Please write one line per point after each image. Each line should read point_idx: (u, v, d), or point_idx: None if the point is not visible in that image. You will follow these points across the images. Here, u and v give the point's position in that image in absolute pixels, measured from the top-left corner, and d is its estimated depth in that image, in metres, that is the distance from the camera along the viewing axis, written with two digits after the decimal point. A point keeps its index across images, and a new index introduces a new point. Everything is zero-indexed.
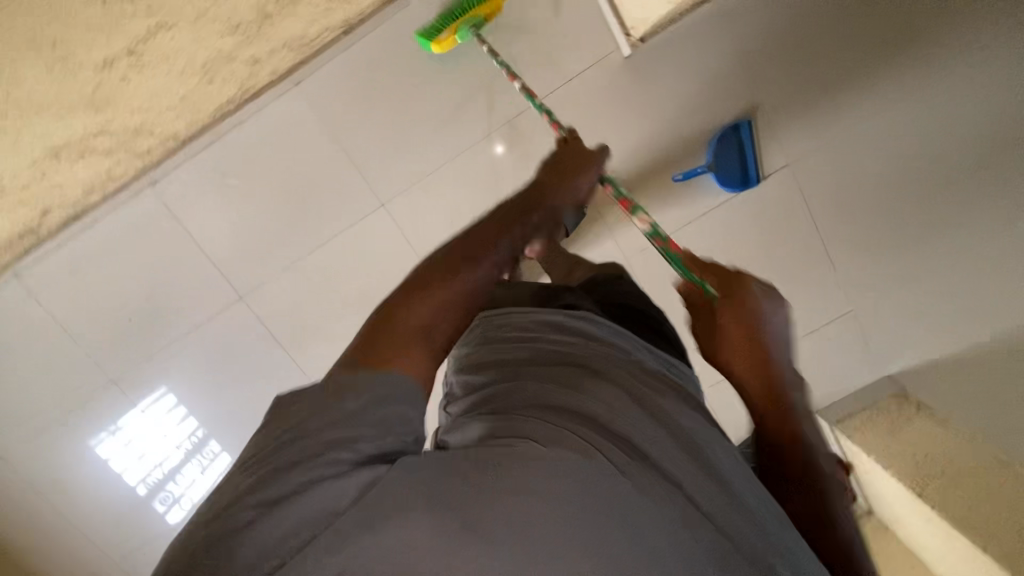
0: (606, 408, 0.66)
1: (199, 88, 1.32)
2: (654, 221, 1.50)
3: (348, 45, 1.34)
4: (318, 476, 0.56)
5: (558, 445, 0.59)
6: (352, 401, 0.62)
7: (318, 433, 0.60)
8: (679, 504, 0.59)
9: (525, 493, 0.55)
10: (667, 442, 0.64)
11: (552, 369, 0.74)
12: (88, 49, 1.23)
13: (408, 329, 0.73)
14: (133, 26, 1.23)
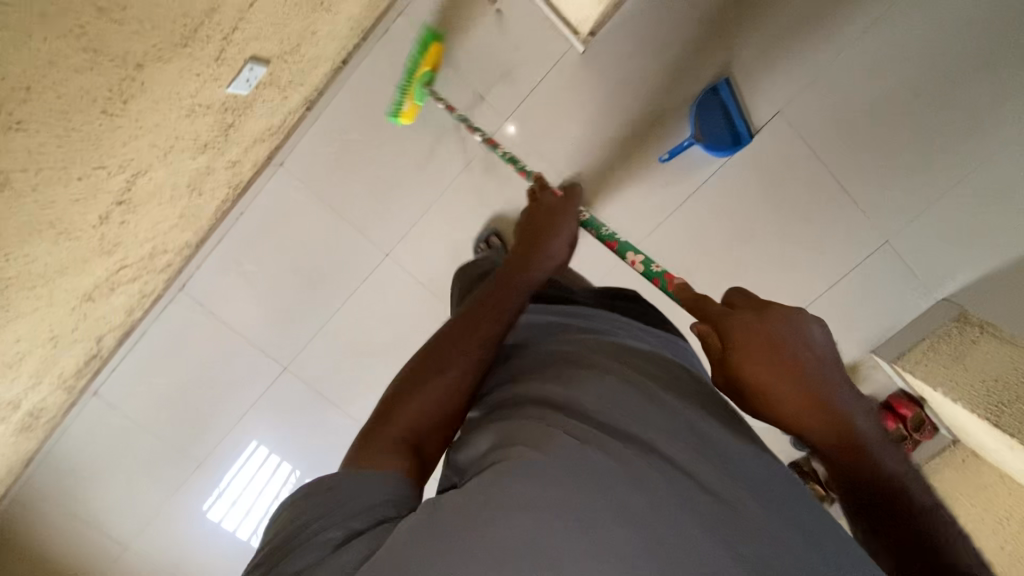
0: (607, 403, 0.66)
1: (190, 202, 1.15)
2: (651, 204, 1.47)
3: (313, 119, 1.37)
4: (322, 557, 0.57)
5: (557, 443, 0.61)
6: (336, 488, 0.63)
7: (311, 521, 0.60)
8: (689, 498, 0.57)
9: (529, 500, 0.55)
10: (673, 434, 0.63)
11: (552, 367, 0.75)
12: (82, 215, 0.86)
13: (392, 431, 0.72)
14: (115, 182, 0.87)
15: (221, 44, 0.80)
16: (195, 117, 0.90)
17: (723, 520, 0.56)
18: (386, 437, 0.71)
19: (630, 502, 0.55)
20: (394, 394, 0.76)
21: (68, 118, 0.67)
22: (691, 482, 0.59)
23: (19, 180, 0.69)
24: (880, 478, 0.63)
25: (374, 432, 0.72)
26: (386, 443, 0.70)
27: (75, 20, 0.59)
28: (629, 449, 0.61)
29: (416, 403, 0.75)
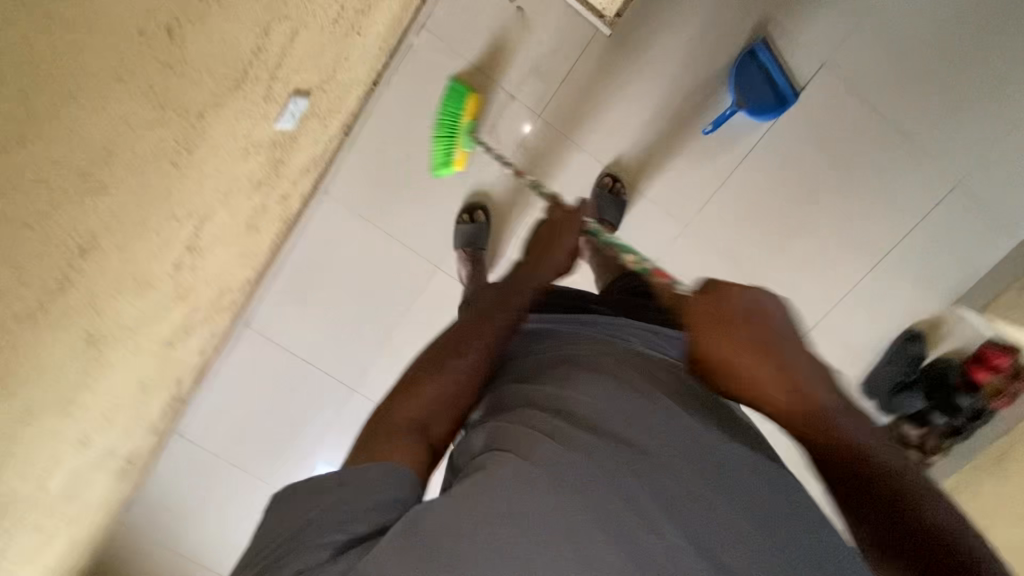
0: (599, 408, 0.64)
1: (250, 237, 1.18)
2: (700, 179, 1.42)
3: (352, 142, 1.38)
4: (312, 561, 0.53)
5: (549, 446, 0.59)
6: (341, 484, 0.58)
7: (305, 520, 0.56)
8: (681, 515, 0.56)
9: (514, 512, 0.54)
10: (677, 443, 0.62)
11: (551, 369, 0.73)
12: (158, 266, 0.89)
13: (404, 418, 0.68)
14: (183, 232, 0.89)
15: (268, 83, 0.81)
16: (248, 155, 0.92)
17: (716, 533, 0.56)
18: (395, 417, 0.68)
19: (621, 514, 0.55)
20: (411, 378, 0.73)
21: (143, 175, 0.69)
22: (686, 494, 0.58)
23: (105, 242, 0.71)
24: (907, 501, 0.57)
25: (379, 419, 0.68)
26: (394, 427, 0.66)
27: (140, 79, 0.61)
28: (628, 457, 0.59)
29: (429, 394, 0.71)
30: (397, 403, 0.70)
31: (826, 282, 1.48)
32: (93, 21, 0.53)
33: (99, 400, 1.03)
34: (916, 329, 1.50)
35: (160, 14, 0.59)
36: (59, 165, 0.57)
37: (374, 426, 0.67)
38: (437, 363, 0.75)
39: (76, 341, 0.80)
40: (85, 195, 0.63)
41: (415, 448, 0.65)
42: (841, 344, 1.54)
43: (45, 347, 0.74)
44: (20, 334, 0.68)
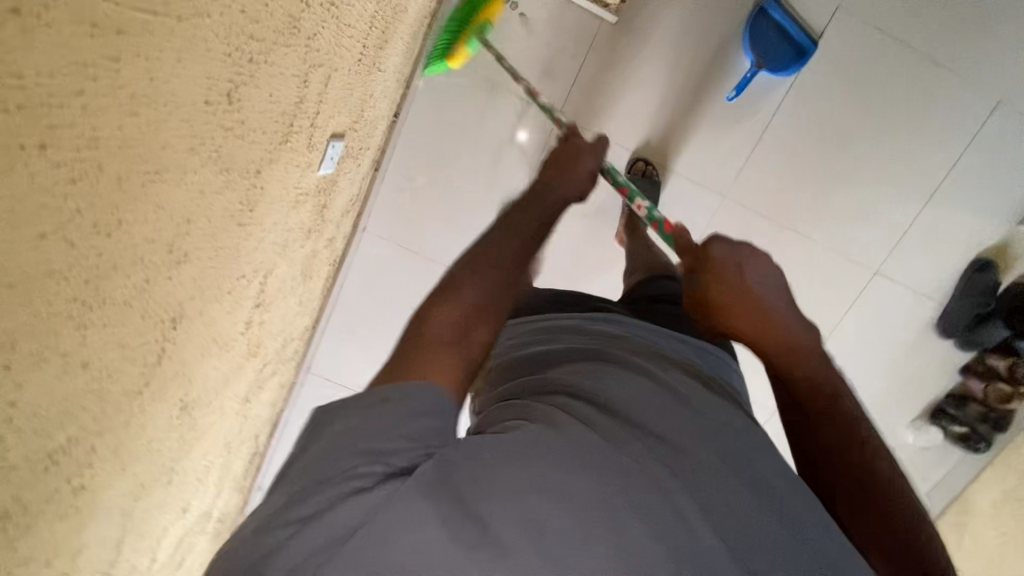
0: (646, 406, 0.59)
1: (306, 285, 1.21)
2: (731, 147, 1.40)
3: (383, 177, 1.41)
4: (339, 492, 0.46)
5: (579, 427, 0.54)
6: (385, 404, 0.50)
7: (336, 442, 0.48)
8: (713, 510, 0.52)
9: (554, 501, 0.48)
10: (711, 438, 0.58)
11: (583, 365, 0.67)
12: (234, 324, 0.91)
13: (435, 334, 0.57)
14: (252, 289, 0.91)
15: (309, 130, 0.84)
16: (299, 205, 0.94)
17: (758, 545, 0.51)
18: (429, 336, 0.57)
19: (653, 507, 0.50)
20: (448, 281, 0.63)
21: (217, 239, 0.71)
22: (717, 493, 0.53)
23: (189, 309, 0.72)
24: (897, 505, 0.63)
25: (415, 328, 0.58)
26: (432, 342, 0.56)
27: (211, 147, 0.60)
28: (665, 450, 0.55)
29: (448, 314, 0.60)
30: (431, 312, 0.60)
31: (877, 226, 1.45)
32: (178, 99, 0.51)
33: (195, 464, 1.06)
34: (984, 258, 1.44)
35: (227, 81, 0.58)
36: (151, 245, 0.57)
37: (408, 342, 0.57)
38: (476, 270, 0.65)
39: (174, 410, 0.82)
40: (171, 269, 0.63)
41: (450, 364, 0.55)
42: (904, 285, 1.49)
43: (150, 419, 0.76)
44: (132, 413, 0.69)
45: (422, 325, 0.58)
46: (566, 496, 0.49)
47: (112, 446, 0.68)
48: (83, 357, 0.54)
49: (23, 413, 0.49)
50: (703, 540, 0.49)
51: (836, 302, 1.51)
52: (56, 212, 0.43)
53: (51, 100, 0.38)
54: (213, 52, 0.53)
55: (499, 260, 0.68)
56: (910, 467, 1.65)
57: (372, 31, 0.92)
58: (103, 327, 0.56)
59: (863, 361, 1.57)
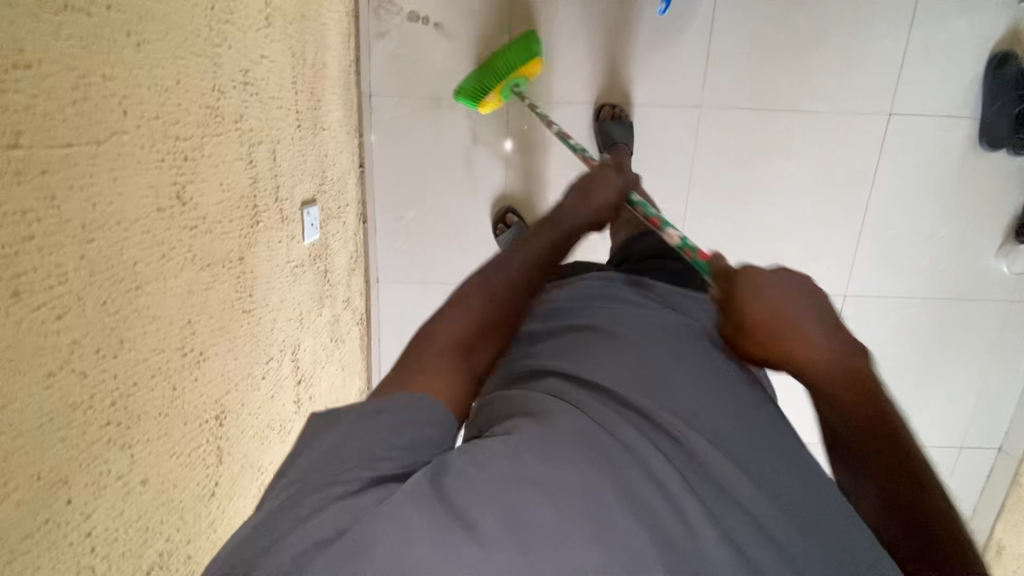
0: (635, 381, 0.57)
1: (340, 351, 1.25)
2: (686, 58, 1.35)
3: (373, 225, 1.44)
4: (318, 504, 0.44)
5: (570, 416, 0.53)
6: (383, 414, 0.50)
7: (335, 444, 0.48)
8: (694, 486, 0.50)
9: (547, 494, 0.46)
10: (694, 409, 0.55)
11: (570, 340, 0.65)
12: (283, 406, 0.95)
13: (440, 351, 0.59)
14: (286, 367, 0.96)
15: (277, 205, 0.88)
16: (298, 277, 0.99)
17: (744, 526, 0.48)
18: (432, 350, 0.59)
19: (643, 493, 0.48)
20: (460, 295, 0.66)
21: (229, 332, 0.75)
22: (706, 475, 0.51)
23: (230, 403, 0.76)
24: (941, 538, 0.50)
25: (423, 338, 0.61)
26: (435, 355, 0.58)
27: (183, 248, 0.64)
28: (661, 439, 0.52)
29: (457, 327, 0.62)
30: (438, 329, 0.61)
31: (870, 68, 1.35)
32: (130, 214, 0.55)
33: None
34: (1000, 52, 1.32)
35: (172, 184, 0.61)
36: (163, 353, 0.61)
37: (412, 352, 0.59)
38: (489, 281, 0.68)
39: None
40: (193, 370, 0.67)
41: (456, 379, 0.57)
42: (925, 115, 1.38)
43: (236, 515, 0.80)
44: (214, 513, 0.73)
45: (429, 335, 0.61)
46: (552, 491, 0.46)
47: (209, 550, 0.73)
48: (140, 474, 0.58)
49: (103, 539, 0.53)
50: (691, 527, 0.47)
51: (860, 162, 1.41)
52: (55, 349, 0.47)
53: (5, 251, 0.42)
54: (145, 162, 0.57)
55: (516, 275, 0.70)
56: (1016, 297, 1.50)
57: (299, 95, 0.95)
58: (148, 442, 0.59)
59: (916, 209, 1.44)
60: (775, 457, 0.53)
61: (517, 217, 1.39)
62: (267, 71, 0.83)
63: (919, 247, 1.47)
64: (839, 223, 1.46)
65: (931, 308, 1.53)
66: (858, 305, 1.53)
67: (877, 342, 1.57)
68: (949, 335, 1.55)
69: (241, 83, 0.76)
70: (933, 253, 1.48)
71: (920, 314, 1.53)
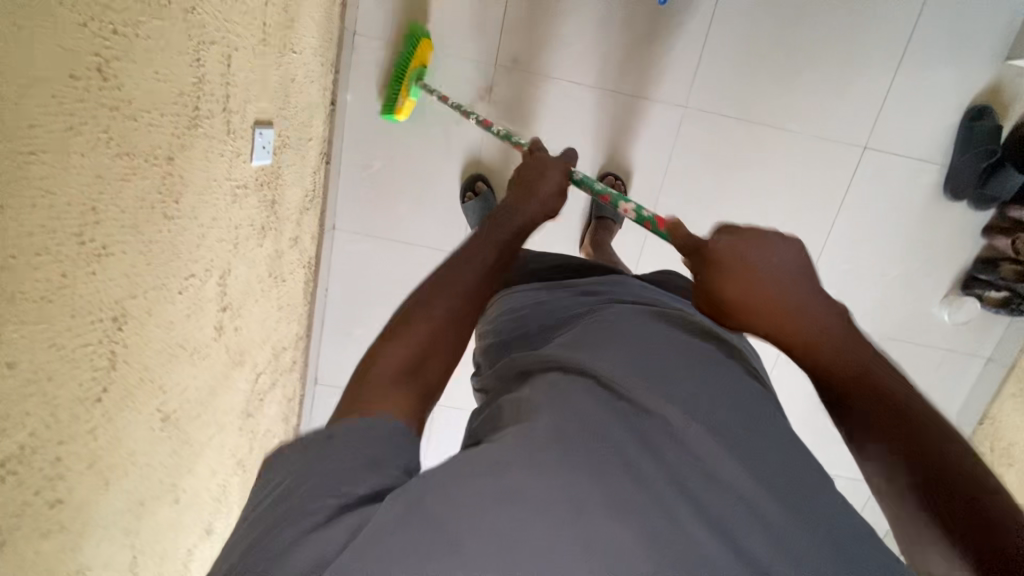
0: (624, 381, 0.60)
1: (280, 288, 1.20)
2: (680, 54, 1.34)
3: (337, 168, 1.37)
4: (308, 525, 0.44)
5: (562, 413, 0.55)
6: (342, 436, 0.50)
7: (309, 469, 0.48)
8: (691, 486, 0.52)
9: (535, 488, 0.47)
10: (692, 406, 0.58)
11: (566, 340, 0.68)
12: (200, 329, 0.90)
13: (383, 369, 0.56)
14: (210, 289, 0.90)
15: (224, 115, 0.83)
16: (240, 199, 0.93)
17: (743, 523, 0.50)
18: (377, 372, 0.56)
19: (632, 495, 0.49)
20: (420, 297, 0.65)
21: (141, 233, 0.70)
22: (705, 472, 0.53)
23: (134, 308, 0.72)
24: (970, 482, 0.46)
25: (365, 364, 0.57)
26: (381, 377, 0.56)
27: (96, 127, 0.59)
28: (660, 439, 0.55)
29: (399, 342, 0.59)
30: (384, 350, 0.58)
31: (855, 99, 1.36)
32: (33, 71, 0.50)
33: (204, 481, 1.07)
34: (978, 105, 1.35)
35: (94, 54, 0.56)
36: (53, 233, 0.56)
37: (359, 376, 0.56)
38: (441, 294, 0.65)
39: (154, 421, 0.83)
40: (91, 263, 0.62)
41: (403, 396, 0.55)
42: (897, 155, 1.40)
43: (125, 428, 0.76)
44: (97, 421, 0.69)
45: (373, 358, 0.58)
46: (539, 491, 0.47)
47: (84, 457, 0.68)
48: (8, 357, 0.53)
49: None
50: (683, 531, 0.48)
51: (830, 190, 1.43)
52: None
53: None
54: (63, 21, 0.52)
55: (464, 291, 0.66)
56: (953, 346, 1.55)
57: (270, 7, 0.90)
58: (23, 323, 0.55)
59: (875, 246, 1.47)
60: (776, 458, 0.55)
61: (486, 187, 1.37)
62: None
63: (871, 284, 1.51)
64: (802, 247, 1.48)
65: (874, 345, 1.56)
66: None
67: None
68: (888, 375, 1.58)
69: None
70: (883, 292, 1.51)
71: None
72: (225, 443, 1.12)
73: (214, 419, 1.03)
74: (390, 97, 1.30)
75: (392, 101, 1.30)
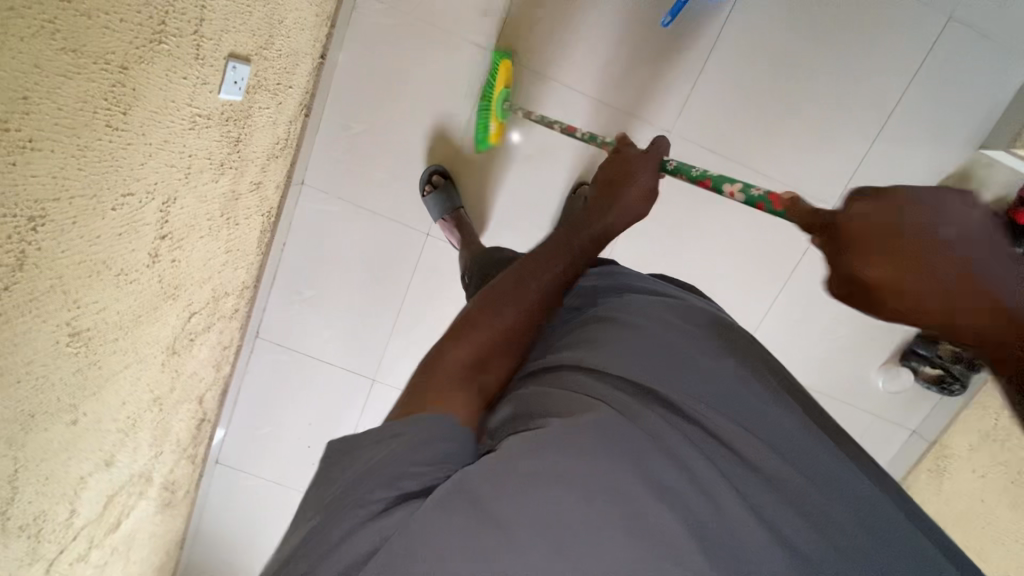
0: (647, 376, 0.64)
1: (232, 231, 1.17)
2: (674, 80, 1.35)
3: (316, 123, 1.34)
4: (362, 517, 0.50)
5: (594, 405, 0.59)
6: (404, 436, 0.55)
7: (365, 466, 0.53)
8: (734, 479, 0.57)
9: (581, 471, 0.52)
10: (713, 403, 0.62)
11: (584, 336, 0.72)
12: (132, 252, 0.87)
13: (453, 368, 0.64)
14: (150, 213, 0.88)
15: (194, 38, 0.80)
16: (200, 128, 0.91)
17: (774, 517, 0.55)
18: (447, 368, 0.64)
19: (669, 480, 0.54)
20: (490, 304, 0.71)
21: (78, 136, 0.67)
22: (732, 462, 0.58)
23: (56, 213, 0.69)
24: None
25: (441, 356, 0.66)
26: (453, 371, 0.64)
27: (41, 14, 0.56)
28: (686, 429, 0.60)
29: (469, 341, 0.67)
30: (453, 350, 0.66)
31: (833, 158, 1.40)
32: None
33: (111, 411, 1.03)
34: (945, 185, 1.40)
35: None
36: None
37: (428, 369, 0.64)
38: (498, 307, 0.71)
39: (61, 335, 0.80)
40: (14, 154, 0.59)
41: (465, 398, 0.62)
42: None
43: (24, 337, 0.73)
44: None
45: (443, 355, 0.66)
46: (586, 478, 0.51)
47: None
48: None
49: None
50: (728, 514, 0.54)
51: (794, 241, 1.46)
52: None
53: None
54: None
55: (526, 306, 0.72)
56: (883, 413, 1.59)
57: None
58: None
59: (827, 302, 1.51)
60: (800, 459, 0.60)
61: (445, 179, 1.37)
62: None
63: (816, 339, 1.54)
64: (761, 291, 1.50)
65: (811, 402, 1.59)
66: None
67: None
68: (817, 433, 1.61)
69: None
70: (828, 348, 1.54)
71: None
72: (142, 378, 1.08)
73: (132, 349, 1.00)
74: (480, 124, 1.34)
75: (487, 131, 1.35)
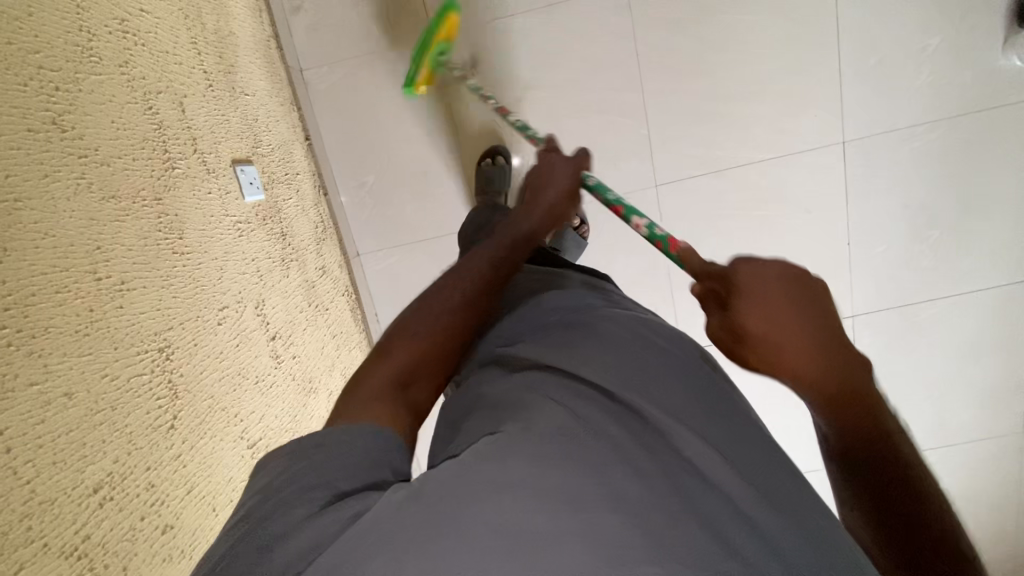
0: (624, 376, 0.58)
1: (325, 316, 1.24)
2: None
3: (337, 198, 1.43)
4: (298, 518, 0.41)
5: (558, 413, 0.52)
6: (331, 440, 0.49)
7: (297, 470, 0.46)
8: (691, 491, 0.48)
9: (518, 486, 0.43)
10: (673, 399, 0.56)
11: (558, 338, 0.65)
12: (256, 358, 0.94)
13: (379, 382, 0.58)
14: (250, 319, 0.95)
15: (197, 155, 0.88)
16: (246, 234, 0.98)
17: (727, 509, 0.47)
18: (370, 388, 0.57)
19: (630, 489, 0.45)
20: (426, 298, 0.69)
21: (158, 269, 0.75)
22: (689, 468, 0.50)
23: (176, 339, 0.76)
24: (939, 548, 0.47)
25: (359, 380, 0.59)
26: (374, 392, 0.57)
27: (72, 174, 0.64)
28: (649, 437, 0.52)
29: (394, 363, 0.60)
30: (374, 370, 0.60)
31: None
32: None
33: None
34: None
35: (43, 110, 0.62)
36: (67, 272, 0.61)
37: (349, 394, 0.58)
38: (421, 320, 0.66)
39: (241, 450, 0.86)
40: (117, 298, 0.67)
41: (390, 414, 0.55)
42: None
43: (212, 457, 0.80)
44: (178, 447, 0.73)
45: (362, 377, 0.59)
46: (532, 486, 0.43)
47: (179, 484, 0.72)
48: (61, 387, 0.58)
49: (21, 443, 0.53)
50: (685, 525, 0.44)
51: None
52: None
53: None
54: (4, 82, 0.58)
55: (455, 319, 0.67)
56: None
57: (204, 57, 0.96)
58: (65, 356, 0.59)
59: (894, 24, 1.31)
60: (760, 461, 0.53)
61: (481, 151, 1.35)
62: (153, 26, 0.84)
63: (909, 68, 1.32)
64: (815, 61, 1.34)
65: (953, 130, 1.35)
66: (863, 147, 1.37)
67: (900, 183, 1.38)
68: (993, 154, 1.34)
69: (120, 31, 0.77)
70: (929, 66, 1.32)
71: (939, 140, 1.36)
72: None
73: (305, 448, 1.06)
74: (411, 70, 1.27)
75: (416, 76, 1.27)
